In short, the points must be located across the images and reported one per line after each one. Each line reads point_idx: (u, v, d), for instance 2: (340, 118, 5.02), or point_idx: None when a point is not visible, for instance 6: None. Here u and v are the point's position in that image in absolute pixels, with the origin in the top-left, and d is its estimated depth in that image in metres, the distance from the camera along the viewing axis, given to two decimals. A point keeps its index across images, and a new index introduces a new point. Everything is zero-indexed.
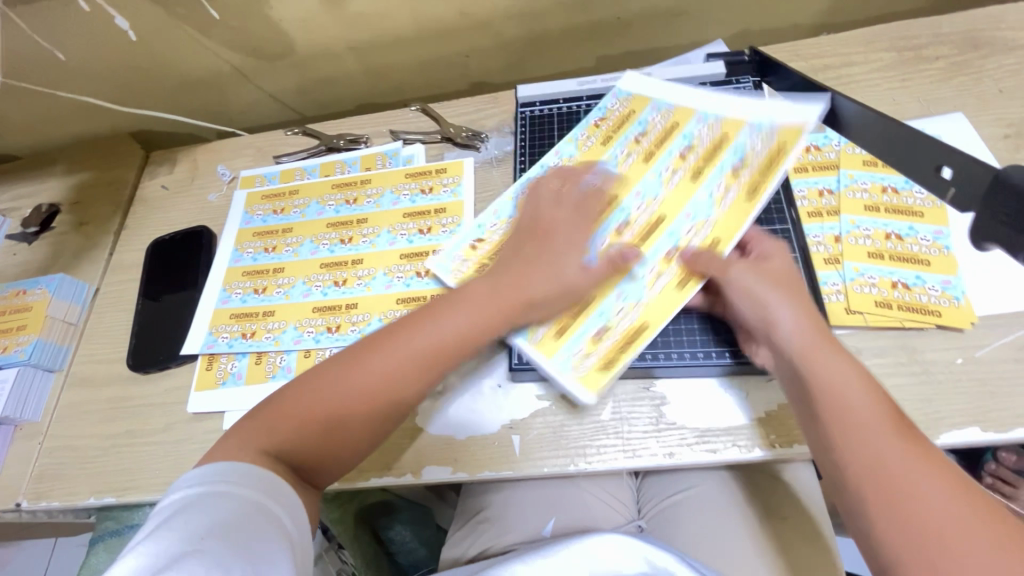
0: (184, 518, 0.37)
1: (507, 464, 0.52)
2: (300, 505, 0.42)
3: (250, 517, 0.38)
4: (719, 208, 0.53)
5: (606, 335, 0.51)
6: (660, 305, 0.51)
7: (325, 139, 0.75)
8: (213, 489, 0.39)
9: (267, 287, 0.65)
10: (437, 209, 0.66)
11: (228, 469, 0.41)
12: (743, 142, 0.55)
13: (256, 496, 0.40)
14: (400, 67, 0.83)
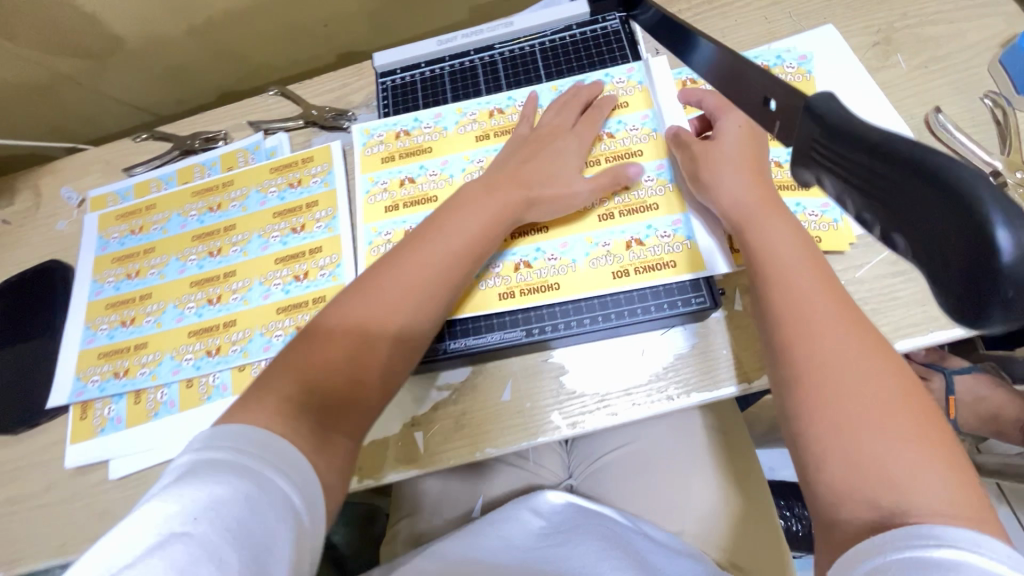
0: (178, 491, 0.32)
1: (412, 463, 0.49)
2: (317, 483, 0.37)
3: (262, 497, 0.33)
4: (589, 262, 0.52)
5: (530, 270, 0.52)
6: (592, 275, 0.51)
7: (177, 142, 0.68)
8: (212, 457, 0.34)
9: (135, 318, 0.59)
10: (309, 204, 0.61)
11: (235, 429, 0.36)
12: (655, 228, 0.52)
13: (267, 470, 0.34)
14: (253, 47, 0.74)
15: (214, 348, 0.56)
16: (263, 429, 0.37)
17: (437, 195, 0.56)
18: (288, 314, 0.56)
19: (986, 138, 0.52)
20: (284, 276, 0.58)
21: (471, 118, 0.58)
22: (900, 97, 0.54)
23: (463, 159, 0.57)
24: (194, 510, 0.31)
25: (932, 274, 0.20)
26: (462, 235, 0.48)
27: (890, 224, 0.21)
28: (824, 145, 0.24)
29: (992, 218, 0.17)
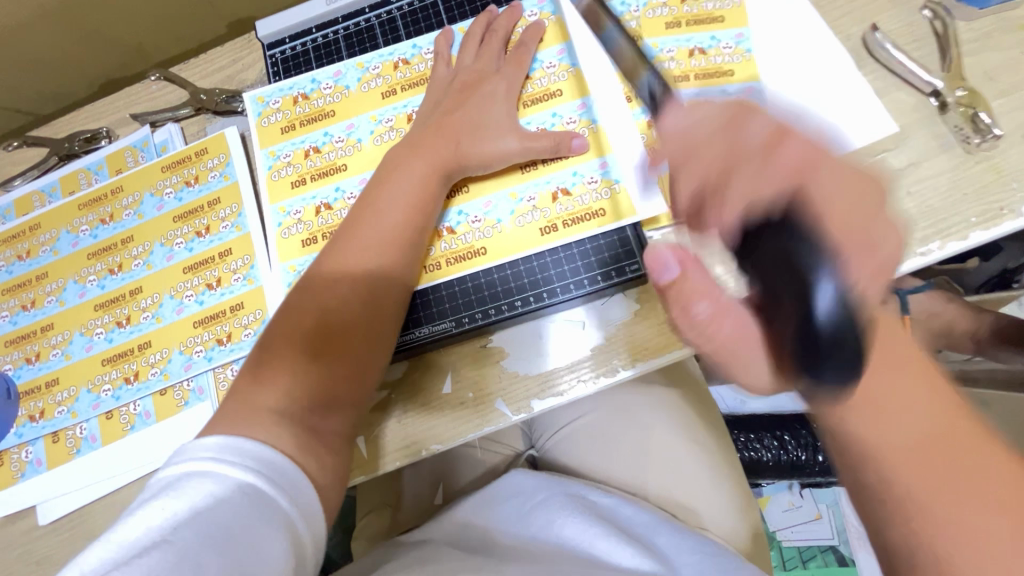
0: (164, 501, 0.30)
1: (358, 471, 0.47)
2: (311, 491, 0.35)
3: (250, 508, 0.31)
4: (514, 220, 0.48)
5: (450, 239, 0.48)
6: (523, 234, 0.48)
7: (53, 146, 0.60)
8: (202, 464, 0.32)
9: (40, 353, 0.54)
10: (211, 202, 0.55)
11: (221, 436, 0.34)
12: (581, 173, 0.48)
13: (257, 478, 0.32)
14: (126, 26, 0.65)
15: (132, 374, 0.52)
16: (254, 438, 0.34)
17: (347, 162, 0.51)
18: (204, 327, 0.51)
19: (925, 53, 0.48)
20: (195, 286, 0.53)
21: (370, 72, 0.52)
22: (835, 16, 0.50)
23: (369, 120, 0.51)
24: (178, 521, 0.30)
25: None
26: (405, 197, 0.44)
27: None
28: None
29: None
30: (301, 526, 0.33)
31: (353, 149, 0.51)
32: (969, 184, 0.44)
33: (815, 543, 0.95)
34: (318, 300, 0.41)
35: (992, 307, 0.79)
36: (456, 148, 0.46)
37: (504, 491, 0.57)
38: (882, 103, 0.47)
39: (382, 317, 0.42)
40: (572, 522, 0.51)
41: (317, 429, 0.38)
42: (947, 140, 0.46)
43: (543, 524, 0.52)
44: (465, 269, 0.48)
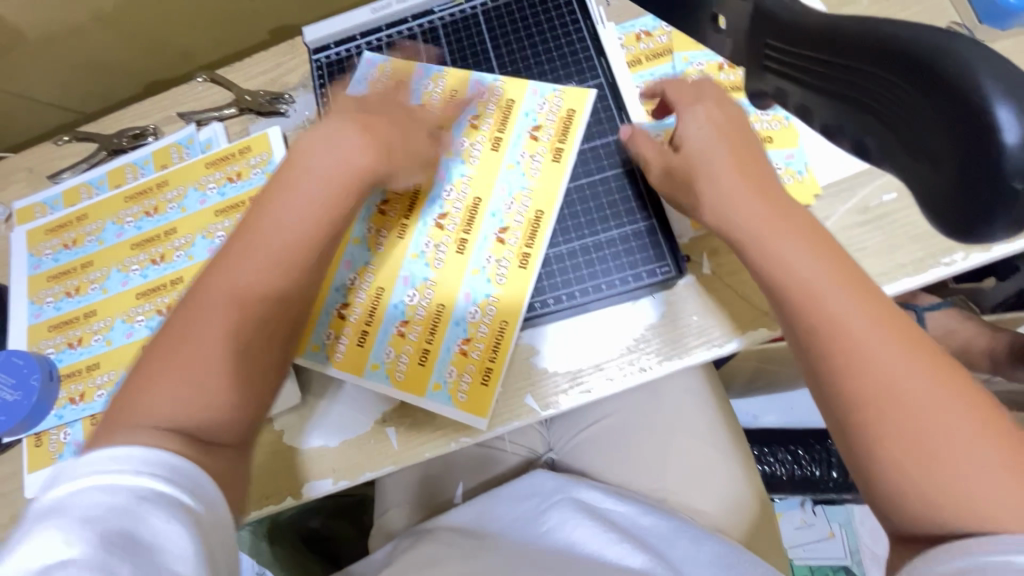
0: (57, 520, 0.28)
1: (387, 460, 0.48)
2: (213, 484, 0.33)
3: (158, 510, 0.30)
4: (531, 177, 0.51)
5: (508, 235, 0.50)
6: (544, 190, 0.50)
7: (103, 142, 0.63)
8: (89, 481, 0.30)
9: (82, 338, 0.56)
10: (252, 197, 0.57)
11: (136, 447, 0.31)
12: (530, 107, 0.52)
13: (156, 486, 0.30)
14: (176, 29, 0.68)
15: None
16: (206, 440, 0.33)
17: None
18: None
19: None
20: None
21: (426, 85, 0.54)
22: None
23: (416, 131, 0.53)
24: (80, 535, 0.28)
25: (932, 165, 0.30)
26: (323, 192, 0.41)
27: (866, 128, 0.33)
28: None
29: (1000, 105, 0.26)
30: (213, 527, 0.32)
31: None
32: None
33: (828, 562, 0.94)
34: (256, 281, 0.39)
35: (1010, 326, 0.80)
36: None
37: (520, 488, 0.58)
38: None
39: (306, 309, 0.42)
40: (586, 526, 0.51)
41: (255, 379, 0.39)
42: None
43: (557, 523, 0.52)
44: (487, 240, 0.50)
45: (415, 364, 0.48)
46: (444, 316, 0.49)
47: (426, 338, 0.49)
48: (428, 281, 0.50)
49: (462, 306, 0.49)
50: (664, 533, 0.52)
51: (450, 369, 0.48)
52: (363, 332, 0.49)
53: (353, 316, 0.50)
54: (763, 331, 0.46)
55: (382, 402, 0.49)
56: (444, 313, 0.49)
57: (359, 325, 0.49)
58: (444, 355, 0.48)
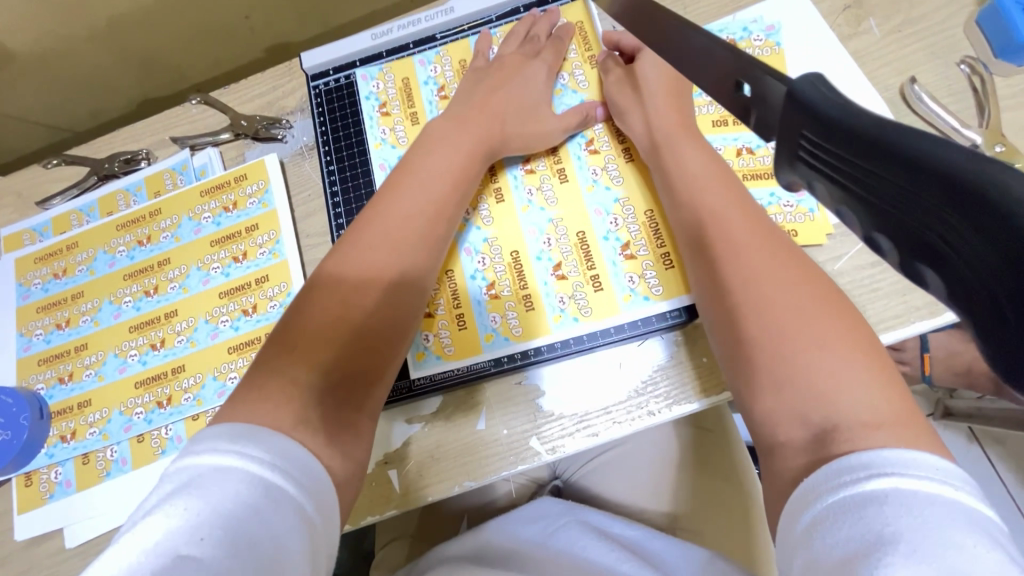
0: (187, 500, 0.29)
1: (390, 505, 0.47)
2: (329, 485, 0.34)
3: (275, 507, 0.30)
4: (598, 174, 0.50)
5: (562, 235, 0.49)
6: (630, 191, 0.49)
7: (93, 166, 0.61)
8: (225, 460, 0.31)
9: (73, 373, 0.54)
10: (249, 228, 0.55)
11: (258, 435, 0.33)
12: (565, 83, 0.53)
13: (285, 480, 0.31)
14: (168, 47, 0.66)
15: (164, 399, 0.52)
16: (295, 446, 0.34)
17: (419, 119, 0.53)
18: (239, 354, 0.52)
19: (963, 107, 0.49)
20: (230, 312, 0.53)
21: (431, 71, 0.55)
22: (874, 67, 0.51)
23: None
24: (204, 522, 0.28)
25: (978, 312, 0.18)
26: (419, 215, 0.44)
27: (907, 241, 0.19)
28: (816, 144, 0.21)
29: None
30: (320, 524, 0.32)
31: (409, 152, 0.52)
32: None
33: None
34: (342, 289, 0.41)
35: None
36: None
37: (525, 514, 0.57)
38: None
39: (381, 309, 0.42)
40: (596, 545, 0.51)
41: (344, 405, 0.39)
42: None
43: (568, 544, 0.52)
44: (522, 186, 0.51)
45: (522, 315, 0.48)
46: (466, 305, 0.49)
47: (520, 287, 0.49)
48: (490, 241, 0.50)
49: (535, 244, 0.49)
50: (677, 553, 0.51)
51: (559, 300, 0.48)
52: (456, 317, 0.49)
53: (437, 308, 0.49)
54: None
55: (383, 445, 0.48)
56: (523, 257, 0.49)
57: (444, 312, 0.49)
58: (545, 289, 0.48)
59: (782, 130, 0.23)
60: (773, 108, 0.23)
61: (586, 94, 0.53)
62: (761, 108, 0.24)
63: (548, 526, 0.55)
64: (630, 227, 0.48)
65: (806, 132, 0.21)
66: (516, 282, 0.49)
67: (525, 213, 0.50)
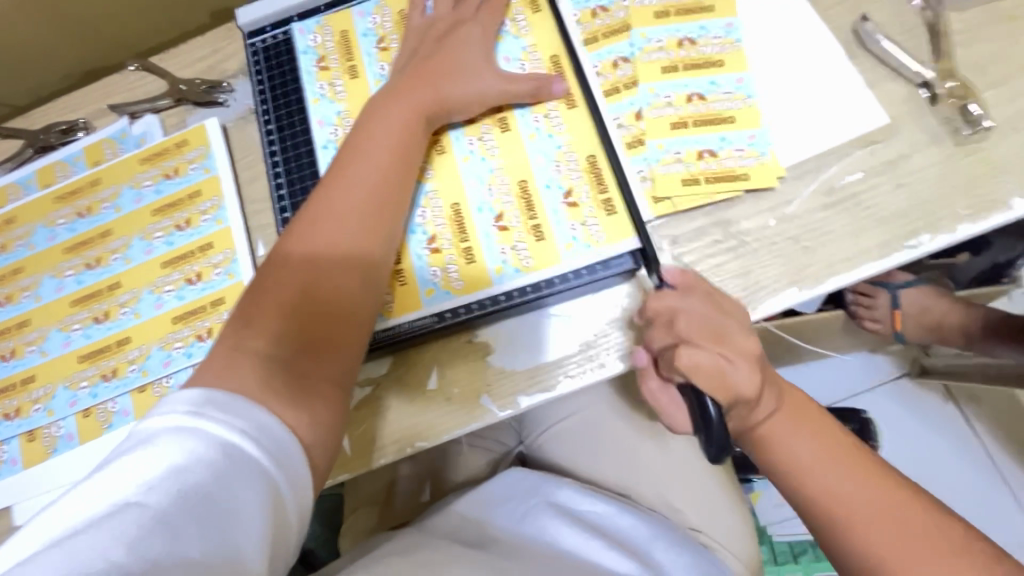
0: (148, 454, 0.29)
1: (340, 469, 0.46)
2: (299, 452, 0.34)
3: (232, 468, 0.30)
4: (544, 124, 0.48)
5: (505, 188, 0.47)
6: (575, 137, 0.48)
7: (28, 138, 0.58)
8: (184, 420, 0.31)
9: (16, 350, 0.53)
10: (191, 195, 0.54)
11: (223, 395, 0.32)
12: (506, 28, 0.51)
13: (243, 439, 0.31)
14: (105, 13, 0.64)
15: (109, 371, 0.50)
16: (244, 399, 0.33)
17: (359, 72, 0.51)
18: (184, 323, 0.50)
19: (916, 44, 0.48)
20: (175, 281, 0.52)
21: (370, 23, 0.53)
22: (826, 6, 0.50)
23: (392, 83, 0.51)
24: (160, 478, 0.29)
25: None
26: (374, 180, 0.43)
27: None
28: None
29: None
30: (286, 488, 0.32)
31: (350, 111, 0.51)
32: (960, 176, 0.44)
33: (807, 538, 0.95)
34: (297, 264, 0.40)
35: (981, 301, 0.80)
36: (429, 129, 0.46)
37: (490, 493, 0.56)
38: (871, 94, 0.47)
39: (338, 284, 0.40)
40: (572, 534, 0.50)
41: (307, 374, 0.38)
42: (938, 130, 0.45)
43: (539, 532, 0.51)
44: (464, 137, 0.49)
45: (464, 267, 0.47)
46: (407, 264, 0.47)
47: (462, 241, 0.47)
48: (431, 193, 0.48)
49: (477, 195, 0.48)
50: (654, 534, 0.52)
51: (501, 251, 0.46)
52: (398, 274, 0.47)
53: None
54: None
55: None
56: (465, 209, 0.48)
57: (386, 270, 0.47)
58: (487, 240, 0.47)
59: None
60: None
61: (529, 40, 0.51)
62: None
63: (517, 514, 0.53)
64: (572, 174, 0.47)
65: None
66: (460, 237, 0.47)
67: (467, 167, 0.48)
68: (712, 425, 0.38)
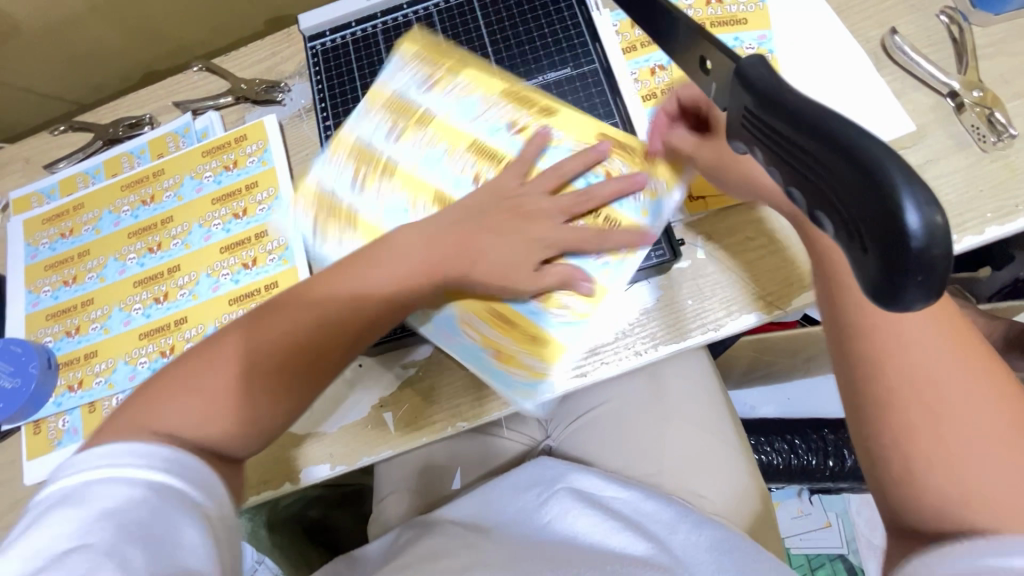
0: (71, 511, 0.31)
1: (383, 445, 0.48)
2: (221, 486, 0.36)
3: (157, 504, 0.32)
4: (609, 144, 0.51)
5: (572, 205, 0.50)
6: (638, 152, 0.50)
7: (99, 131, 0.63)
8: (83, 482, 0.32)
9: (80, 327, 0.56)
10: (249, 186, 0.57)
11: (141, 446, 0.34)
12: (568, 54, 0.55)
13: (165, 477, 0.33)
14: (172, 18, 0.68)
15: (168, 348, 0.53)
16: (162, 440, 0.35)
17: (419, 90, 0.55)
18: (239, 304, 0.53)
19: (943, 56, 0.50)
20: (231, 265, 0.55)
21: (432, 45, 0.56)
22: (856, 20, 0.52)
23: (446, 134, 0.52)
24: (101, 519, 0.31)
25: (857, 258, 0.18)
26: None
27: (815, 199, 0.20)
28: (755, 116, 0.23)
29: (900, 199, 0.16)
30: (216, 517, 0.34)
31: (419, 182, 0.51)
32: (985, 181, 0.46)
33: (824, 551, 0.95)
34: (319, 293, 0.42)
35: (1005, 314, 0.81)
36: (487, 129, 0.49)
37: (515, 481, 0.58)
38: (899, 103, 0.49)
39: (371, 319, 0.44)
40: (587, 517, 0.52)
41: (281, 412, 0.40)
42: (964, 138, 0.47)
43: (557, 515, 0.53)
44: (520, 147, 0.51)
45: None
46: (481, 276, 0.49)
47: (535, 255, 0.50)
48: None
49: None
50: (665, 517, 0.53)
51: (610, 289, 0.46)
52: None
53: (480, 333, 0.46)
54: (758, 315, 0.47)
55: (378, 388, 0.50)
56: None
57: (492, 334, 0.46)
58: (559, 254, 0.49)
59: (731, 101, 0.24)
60: (730, 84, 0.25)
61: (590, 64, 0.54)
62: (720, 83, 0.27)
63: (531, 502, 0.55)
64: None
65: (746, 107, 0.23)
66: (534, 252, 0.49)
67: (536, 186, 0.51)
68: (907, 245, 0.16)
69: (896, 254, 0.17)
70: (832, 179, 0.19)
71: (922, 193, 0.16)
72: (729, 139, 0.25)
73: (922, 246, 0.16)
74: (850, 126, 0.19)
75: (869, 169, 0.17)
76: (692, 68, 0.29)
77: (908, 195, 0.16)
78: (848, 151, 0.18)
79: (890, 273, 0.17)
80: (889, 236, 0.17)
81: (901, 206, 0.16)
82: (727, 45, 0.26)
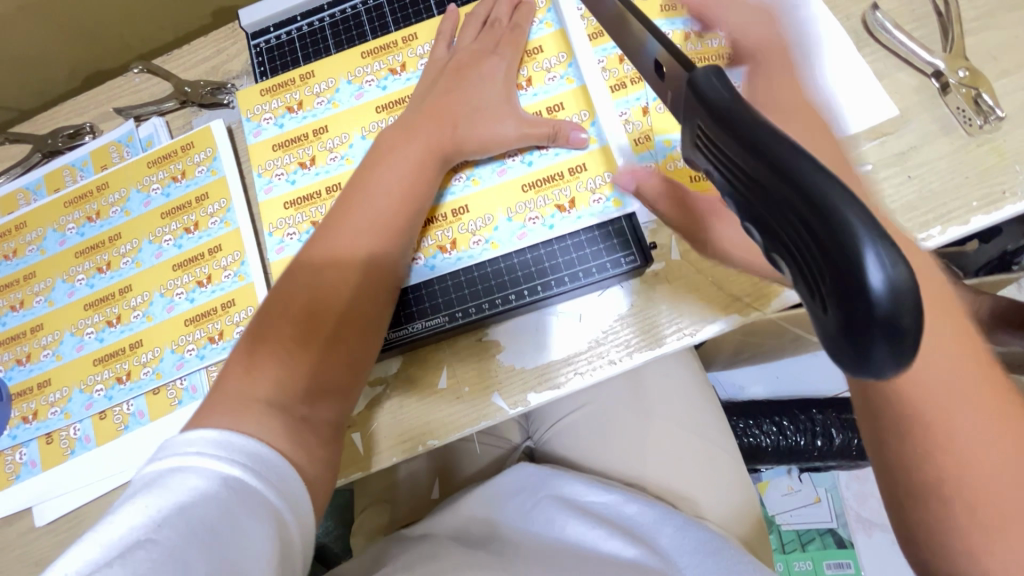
0: (146, 498, 0.29)
1: (354, 467, 0.47)
2: (299, 484, 0.34)
3: (235, 501, 0.29)
4: (549, 88, 0.49)
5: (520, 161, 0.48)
6: (578, 94, 0.49)
7: (36, 143, 0.59)
8: (178, 461, 0.31)
9: (31, 354, 0.53)
10: (199, 197, 0.54)
11: (225, 432, 0.32)
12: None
13: (244, 472, 0.31)
14: (109, 17, 0.64)
15: (124, 374, 0.51)
16: (242, 431, 0.33)
17: (367, 52, 0.51)
18: (195, 325, 0.51)
19: (926, 33, 0.47)
20: (185, 284, 0.52)
21: (382, 29, 0.54)
22: None
23: (341, 82, 0.51)
24: (162, 517, 0.28)
25: (814, 312, 0.16)
26: (381, 184, 0.43)
27: (772, 240, 0.18)
28: (709, 138, 0.20)
29: (864, 257, 0.14)
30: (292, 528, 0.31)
31: (362, 127, 0.50)
32: (972, 166, 0.43)
33: (815, 526, 0.94)
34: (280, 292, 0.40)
35: (992, 289, 0.79)
36: (454, 129, 0.46)
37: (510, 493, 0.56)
38: (882, 85, 0.46)
39: (346, 294, 0.40)
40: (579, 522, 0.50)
41: (302, 419, 0.37)
42: (950, 122, 0.45)
43: (547, 523, 0.51)
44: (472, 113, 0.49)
45: (492, 239, 0.47)
46: (430, 241, 0.48)
47: (485, 214, 0.48)
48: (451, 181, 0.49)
49: (495, 176, 0.48)
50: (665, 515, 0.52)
51: (572, 166, 0.47)
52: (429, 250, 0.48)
53: (445, 239, 0.48)
54: (736, 317, 0.44)
55: None
56: (486, 187, 0.48)
57: (458, 238, 0.48)
58: (508, 212, 0.48)
59: (684, 114, 0.22)
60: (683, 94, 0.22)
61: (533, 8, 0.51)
62: (674, 91, 0.24)
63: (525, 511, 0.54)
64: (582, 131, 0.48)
65: (701, 127, 0.20)
66: (482, 210, 0.48)
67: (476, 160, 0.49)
68: (872, 307, 0.14)
69: (858, 313, 0.15)
70: (786, 220, 0.17)
71: (891, 248, 0.14)
72: (684, 157, 0.23)
73: (885, 310, 0.14)
74: (812, 163, 0.16)
75: (829, 216, 0.15)
76: (648, 72, 0.26)
77: (870, 252, 0.14)
78: (808, 191, 0.16)
79: (849, 333, 0.15)
80: (847, 294, 0.15)
81: (865, 261, 0.14)
82: (680, 49, 0.23)
